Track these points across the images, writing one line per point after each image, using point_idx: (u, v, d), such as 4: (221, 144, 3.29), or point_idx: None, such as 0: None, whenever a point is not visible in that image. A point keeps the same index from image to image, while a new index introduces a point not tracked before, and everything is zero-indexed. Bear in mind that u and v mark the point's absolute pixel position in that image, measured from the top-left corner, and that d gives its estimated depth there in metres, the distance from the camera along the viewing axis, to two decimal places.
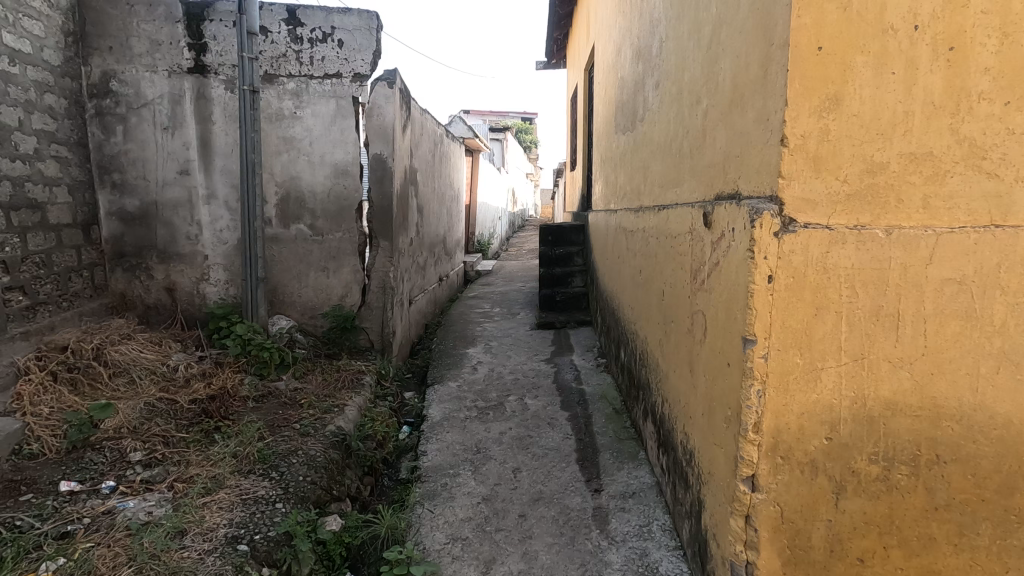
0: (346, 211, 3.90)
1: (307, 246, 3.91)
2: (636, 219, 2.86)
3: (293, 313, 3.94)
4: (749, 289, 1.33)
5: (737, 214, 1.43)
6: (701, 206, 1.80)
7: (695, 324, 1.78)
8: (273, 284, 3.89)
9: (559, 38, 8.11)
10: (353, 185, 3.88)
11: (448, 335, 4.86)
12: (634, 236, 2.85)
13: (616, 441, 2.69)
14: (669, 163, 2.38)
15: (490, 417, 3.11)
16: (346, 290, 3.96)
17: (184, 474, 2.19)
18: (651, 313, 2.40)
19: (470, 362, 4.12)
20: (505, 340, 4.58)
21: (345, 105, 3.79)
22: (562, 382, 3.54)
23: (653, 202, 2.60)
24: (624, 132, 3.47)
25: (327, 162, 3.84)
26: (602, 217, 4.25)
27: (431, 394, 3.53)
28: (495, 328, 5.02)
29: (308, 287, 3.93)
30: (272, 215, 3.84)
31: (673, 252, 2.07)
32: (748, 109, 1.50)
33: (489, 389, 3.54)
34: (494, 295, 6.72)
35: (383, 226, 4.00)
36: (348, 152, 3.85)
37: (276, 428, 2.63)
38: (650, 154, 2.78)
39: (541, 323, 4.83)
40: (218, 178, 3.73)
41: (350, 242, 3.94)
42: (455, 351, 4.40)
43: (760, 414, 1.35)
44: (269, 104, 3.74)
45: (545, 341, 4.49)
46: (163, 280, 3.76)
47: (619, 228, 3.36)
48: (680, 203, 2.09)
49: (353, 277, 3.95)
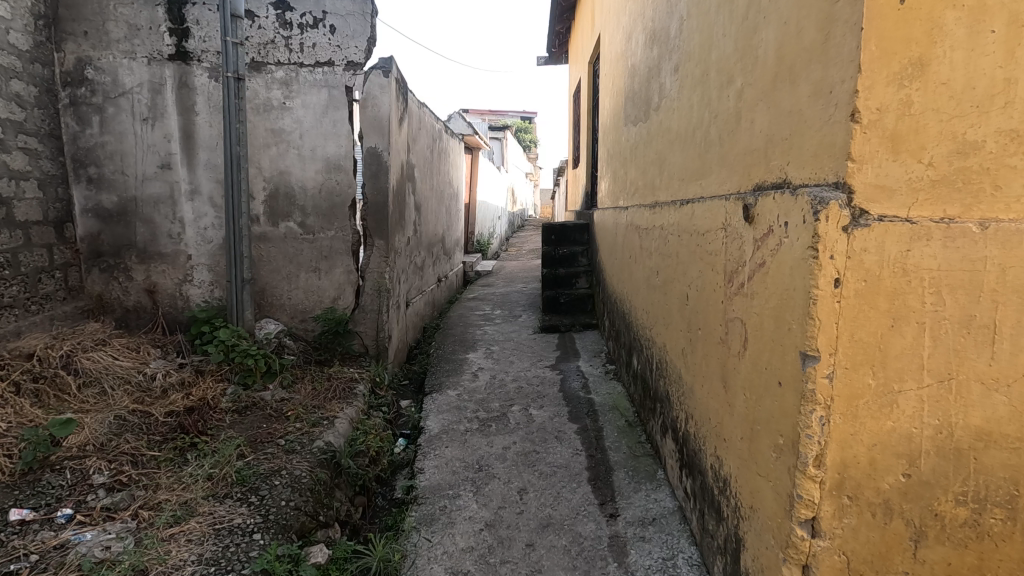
0: (338, 208, 3.68)
1: (297, 245, 3.68)
2: (651, 217, 2.63)
3: (283, 317, 3.70)
4: (811, 294, 1.10)
5: (791, 206, 1.20)
6: (736, 198, 1.58)
7: (730, 334, 1.56)
8: (260, 286, 3.66)
9: (561, 32, 7.89)
10: (347, 181, 3.65)
11: (447, 339, 4.63)
12: (650, 235, 2.63)
13: (631, 458, 2.47)
14: (691, 153, 2.15)
15: (493, 430, 2.88)
16: (340, 292, 3.74)
17: (152, 499, 1.96)
18: (672, 320, 2.18)
19: (471, 368, 3.89)
20: (507, 345, 4.35)
21: (337, 95, 3.57)
22: (569, 391, 3.31)
23: (671, 198, 2.37)
24: (636, 124, 3.24)
25: (318, 157, 3.62)
26: (609, 215, 4.02)
27: (429, 404, 3.30)
28: (496, 331, 4.80)
29: (299, 289, 3.71)
30: (259, 213, 3.61)
31: (700, 252, 1.85)
32: (800, 82, 1.28)
33: (491, 398, 3.31)
34: (494, 297, 6.49)
35: (378, 224, 3.78)
36: (341, 145, 3.62)
37: (258, 445, 2.40)
38: (667, 146, 2.56)
39: (545, 326, 4.61)
40: (202, 173, 3.50)
41: (343, 241, 3.71)
42: (455, 356, 4.17)
43: (824, 446, 1.12)
44: (256, 93, 3.50)
45: (549, 345, 4.26)
46: (143, 281, 3.52)
47: (631, 226, 3.13)
48: (708, 197, 1.87)
49: (346, 279, 3.73)
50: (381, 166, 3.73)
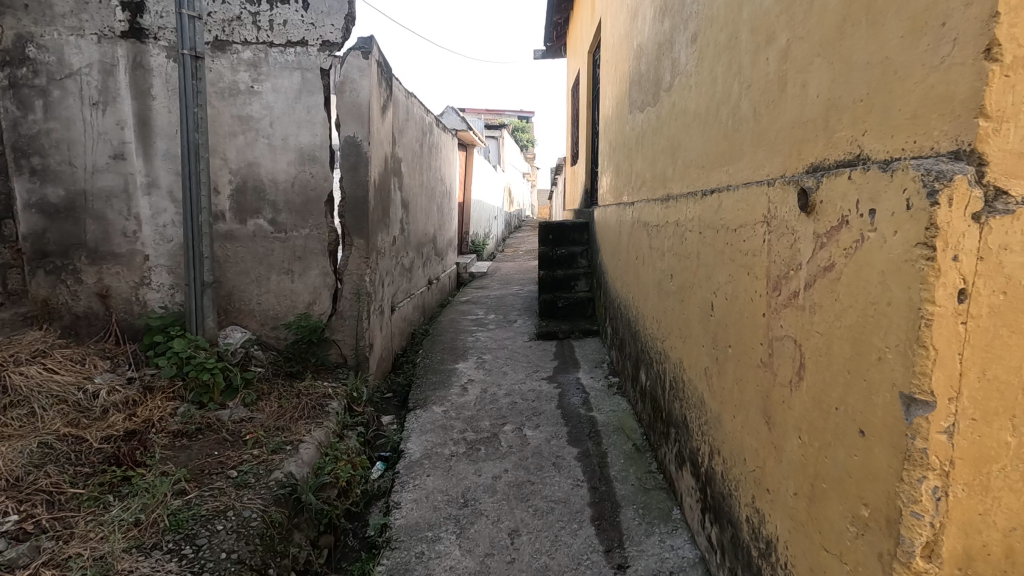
0: (313, 203, 3.34)
1: (267, 245, 3.33)
2: (663, 213, 2.29)
3: (251, 324, 3.35)
4: (924, 313, 0.76)
5: (883, 186, 0.87)
6: (783, 183, 1.24)
7: (776, 358, 1.22)
8: (226, 290, 3.31)
9: (559, 23, 7.55)
10: (322, 174, 3.31)
11: (435, 348, 4.27)
12: (661, 234, 2.29)
13: (641, 493, 2.12)
14: (715, 136, 1.81)
15: (482, 456, 2.54)
16: (315, 297, 3.40)
17: (60, 554, 1.60)
18: (692, 334, 1.84)
19: (460, 380, 3.54)
20: (500, 353, 4.01)
21: (311, 78, 3.22)
22: (568, 408, 2.96)
23: (689, 190, 2.04)
24: (644, 110, 2.90)
25: (291, 147, 3.27)
26: (612, 212, 3.68)
27: (411, 423, 2.96)
28: (489, 338, 4.46)
29: (270, 293, 3.36)
30: (224, 208, 3.25)
31: (731, 252, 1.51)
32: (884, 21, 0.94)
33: (481, 416, 2.96)
34: (488, 300, 6.15)
35: (357, 222, 3.44)
36: (316, 134, 3.28)
37: (204, 479, 2.04)
38: (682, 130, 2.22)
39: (542, 333, 4.25)
40: (161, 164, 3.15)
41: (319, 240, 3.37)
42: (443, 366, 3.82)
43: (939, 530, 0.78)
44: (220, 76, 3.14)
45: (546, 355, 3.90)
46: (94, 284, 3.16)
47: (638, 224, 2.79)
48: (739, 185, 1.53)
49: (322, 282, 3.39)
50: (361, 157, 3.38)
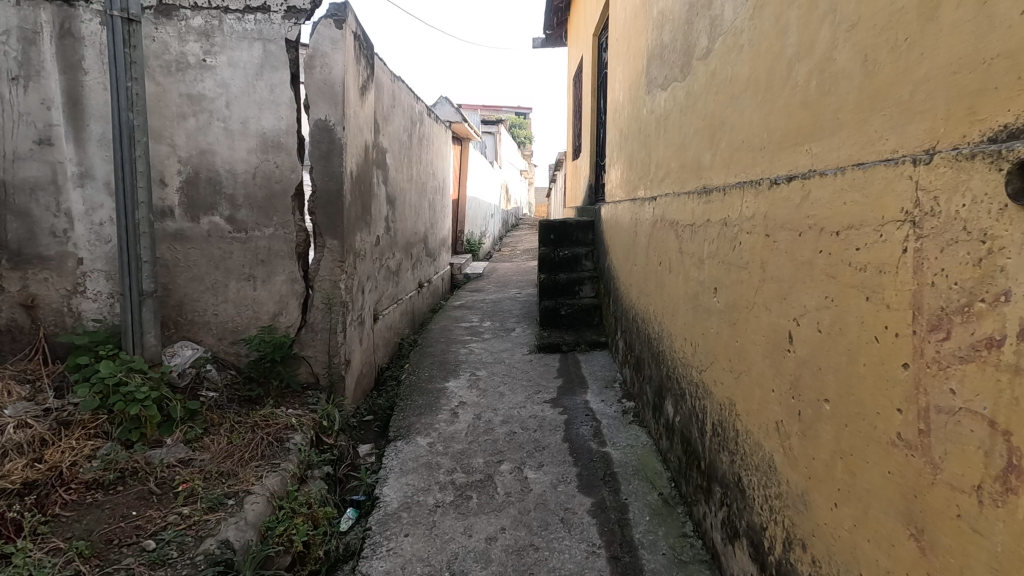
0: (278, 198, 2.87)
1: (224, 246, 2.85)
2: (700, 209, 1.82)
3: (206, 339, 2.88)
4: None
5: None
6: (946, 158, 0.77)
7: (939, 442, 0.76)
8: (176, 299, 2.83)
9: (561, 8, 7.08)
10: (289, 163, 2.84)
11: (423, 362, 3.80)
12: (699, 237, 1.83)
13: (676, 568, 1.67)
14: (784, 105, 1.35)
15: (473, 508, 2.07)
16: (281, 307, 2.94)
17: None
18: (754, 371, 1.37)
19: (449, 402, 3.08)
20: (497, 369, 3.55)
21: (274, 50, 2.75)
22: (576, 441, 2.50)
23: (741, 180, 1.57)
24: (669, 87, 2.43)
25: (251, 132, 2.79)
26: (624, 209, 3.21)
27: (390, 459, 2.50)
28: (483, 350, 3.99)
29: (228, 302, 2.89)
30: (173, 204, 2.77)
31: (828, 265, 1.04)
32: None
33: (473, 450, 2.50)
34: (483, 304, 5.68)
35: (330, 220, 2.95)
36: (281, 117, 2.80)
37: (111, 555, 1.57)
38: (726, 105, 1.75)
39: (543, 345, 3.78)
40: (96, 151, 2.67)
41: (285, 241, 2.90)
42: (431, 385, 3.35)
43: None
44: (165, 46, 2.66)
45: (548, 372, 3.43)
46: (18, 293, 2.68)
47: (662, 223, 2.32)
48: (838, 168, 1.07)
49: (289, 290, 2.93)
50: (334, 143, 2.89)
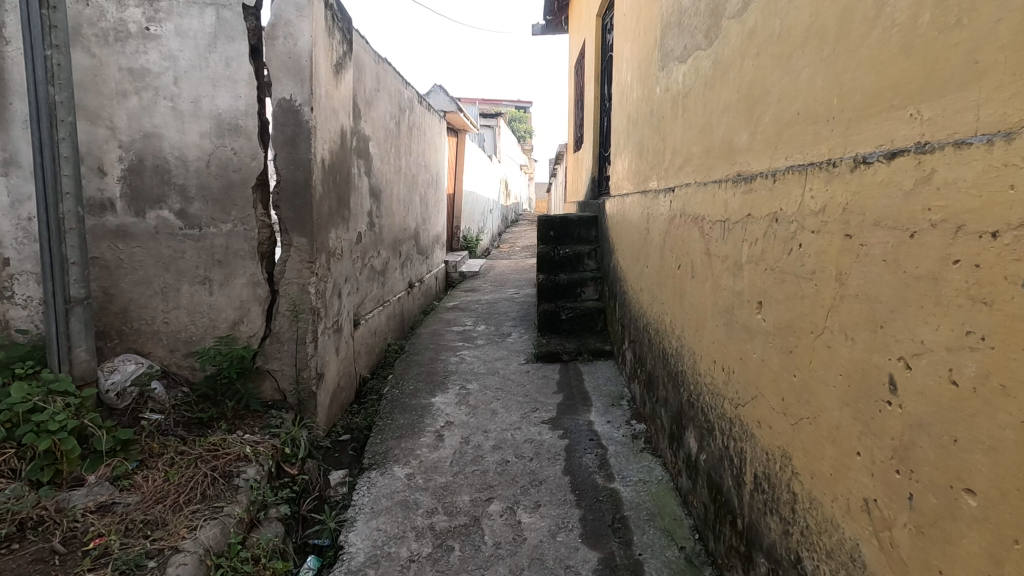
0: (237, 190, 2.50)
1: (175, 245, 2.48)
2: (737, 201, 1.46)
3: (155, 351, 2.51)
4: None
5: None
6: None
7: None
8: (120, 306, 2.46)
9: None
10: (249, 149, 2.47)
11: (409, 373, 3.43)
12: (735, 236, 1.46)
13: None
14: (871, 55, 0.98)
15: (454, 565, 1.71)
16: (242, 314, 2.58)
17: None
18: (824, 422, 1.01)
19: (435, 421, 2.72)
20: (489, 381, 3.19)
21: (229, 18, 2.38)
22: (579, 474, 2.14)
23: (797, 163, 1.20)
24: (689, 58, 2.06)
25: (204, 113, 2.42)
26: (634, 203, 2.84)
27: (362, 495, 2.14)
28: (476, 358, 3.63)
29: (181, 309, 2.52)
30: (114, 195, 2.40)
31: (980, 288, 0.67)
32: None
33: (458, 485, 2.14)
34: (479, 306, 5.32)
35: (297, 215, 2.56)
36: (238, 95, 2.43)
37: None
38: (772, 68, 1.38)
39: (541, 354, 3.41)
40: (21, 134, 2.30)
41: (246, 239, 2.54)
42: (415, 401, 2.99)
43: None
44: (101, 11, 2.29)
45: (547, 385, 3.06)
46: None
47: (682, 220, 1.95)
48: (988, 133, 0.70)
49: (251, 294, 2.57)
50: (301, 127, 2.49)
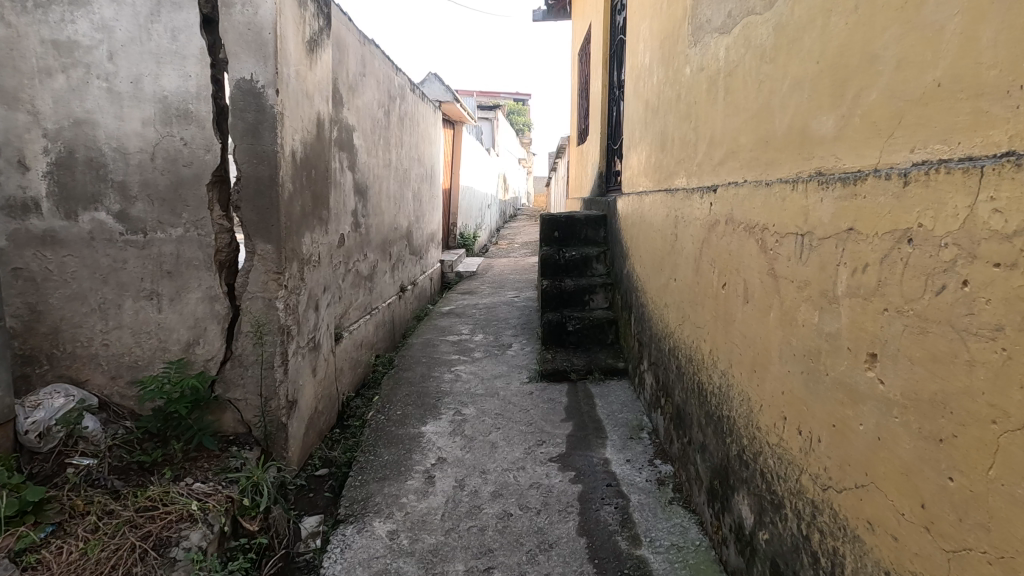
0: (189, 187, 2.10)
1: (115, 253, 2.09)
2: (825, 209, 1.07)
3: (93, 378, 2.13)
4: None
5: None
6: None
7: None
8: (49, 324, 2.08)
9: None
10: (202, 139, 2.08)
11: (397, 393, 3.05)
12: (821, 258, 1.08)
13: None
14: None
15: None
16: (197, 334, 2.19)
17: None
18: None
19: (425, 457, 2.35)
20: (488, 405, 2.81)
21: None
22: (598, 535, 1.78)
23: (942, 159, 0.82)
24: (735, 27, 1.66)
25: (146, 95, 2.02)
26: (656, 203, 2.46)
27: (334, 560, 1.76)
28: (472, 375, 3.25)
29: (123, 329, 2.13)
30: (38, 194, 2.01)
31: None
32: None
33: (451, 549, 1.77)
34: (476, 310, 4.94)
35: (261, 218, 2.17)
36: (187, 74, 2.03)
37: None
38: (882, 23, 0.99)
39: (546, 372, 3.03)
40: None
41: (200, 246, 2.15)
42: (404, 429, 2.61)
43: None
44: None
45: (553, 411, 2.69)
46: None
47: (728, 228, 1.57)
48: None
49: (208, 311, 2.19)
50: (264, 112, 2.09)
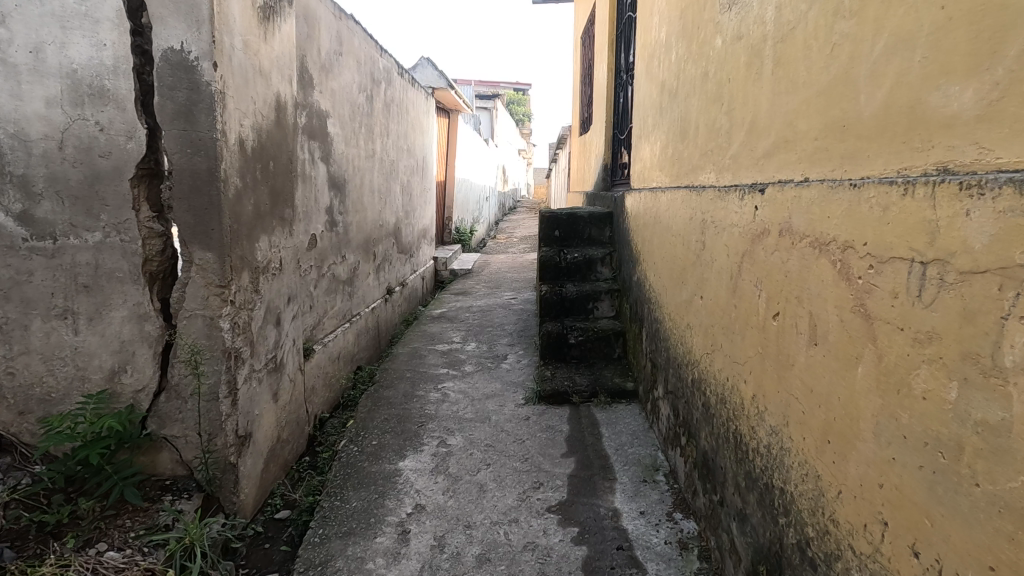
0: (107, 183, 1.72)
1: (17, 261, 1.73)
2: (973, 230, 0.70)
3: None
4: None
5: None
6: None
7: None
8: None
9: None
10: (121, 123, 1.70)
11: (375, 417, 2.67)
12: (965, 305, 0.70)
13: None
14: None
15: None
16: (123, 360, 1.82)
17: None
18: None
19: (400, 504, 1.98)
20: (477, 433, 2.44)
21: None
22: None
23: None
24: None
25: (50, 68, 1.65)
26: (675, 202, 2.08)
27: None
28: (462, 394, 2.89)
29: (32, 354, 1.78)
30: None
31: None
32: None
33: None
34: (471, 314, 4.57)
35: (199, 219, 1.78)
36: (101, 43, 1.65)
37: None
38: None
39: (545, 394, 2.66)
40: None
41: (125, 254, 1.77)
42: (378, 465, 2.24)
43: None
44: None
45: (553, 442, 2.32)
46: None
47: (785, 242, 1.19)
48: None
49: (136, 332, 1.81)
50: (198, 91, 1.70)
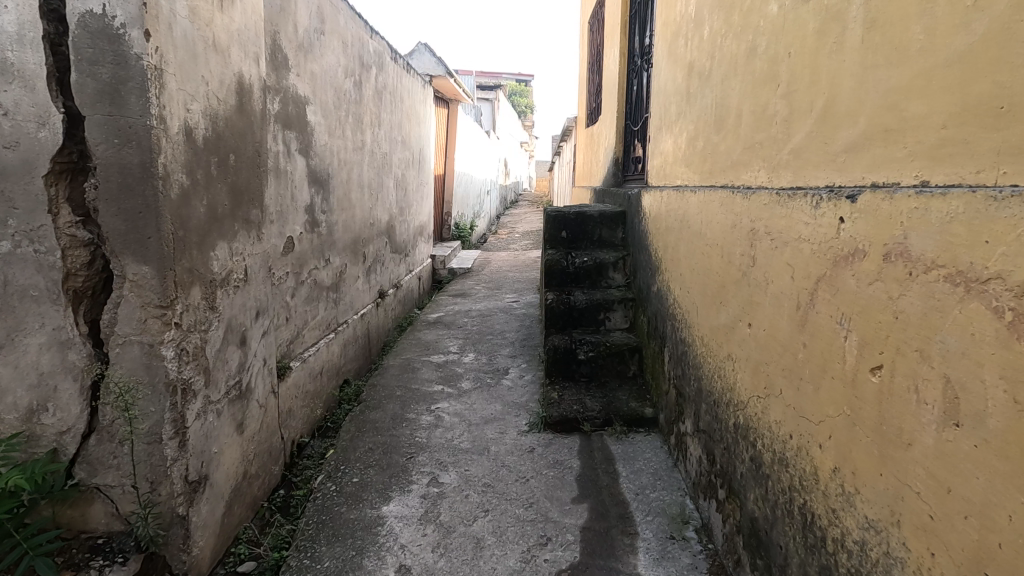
0: (15, 179, 1.40)
1: None
2: None
3: None
4: None
5: None
6: None
7: None
8: None
9: None
10: (29, 106, 1.37)
11: (358, 447, 2.35)
12: None
13: None
14: None
15: None
16: (42, 395, 1.50)
17: None
18: None
19: (381, 565, 1.66)
20: (475, 469, 2.12)
21: None
22: None
23: None
24: None
25: None
26: (711, 204, 1.74)
27: None
28: (457, 417, 2.56)
29: None
30: None
31: None
32: None
33: None
34: (470, 319, 4.25)
35: (133, 225, 1.46)
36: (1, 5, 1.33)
37: None
38: None
39: (551, 420, 2.34)
40: None
41: (40, 268, 1.45)
42: (358, 511, 1.93)
43: None
44: None
45: (562, 482, 2.01)
46: None
47: (897, 273, 0.86)
48: None
49: (57, 362, 1.49)
50: (126, 66, 1.37)
